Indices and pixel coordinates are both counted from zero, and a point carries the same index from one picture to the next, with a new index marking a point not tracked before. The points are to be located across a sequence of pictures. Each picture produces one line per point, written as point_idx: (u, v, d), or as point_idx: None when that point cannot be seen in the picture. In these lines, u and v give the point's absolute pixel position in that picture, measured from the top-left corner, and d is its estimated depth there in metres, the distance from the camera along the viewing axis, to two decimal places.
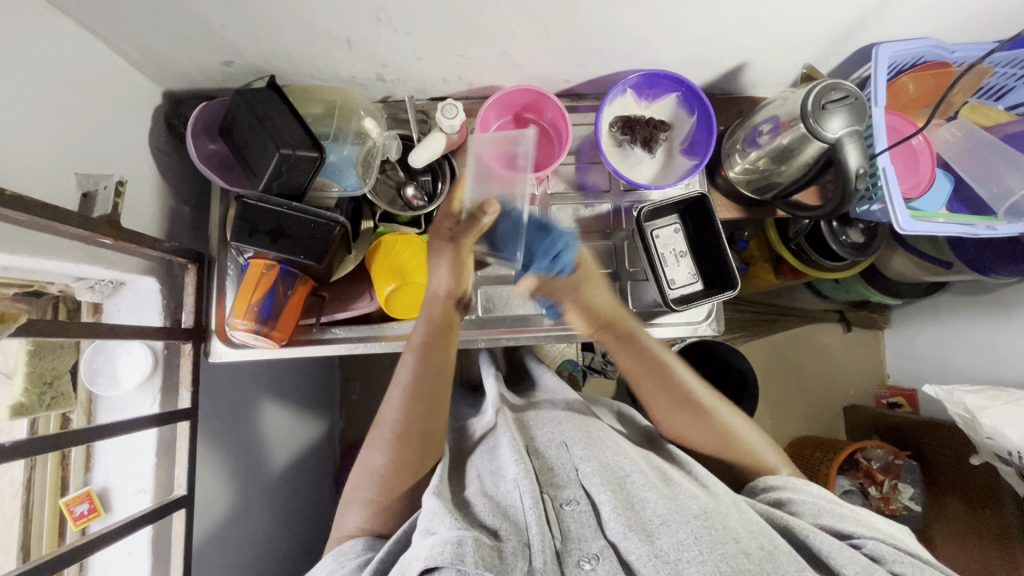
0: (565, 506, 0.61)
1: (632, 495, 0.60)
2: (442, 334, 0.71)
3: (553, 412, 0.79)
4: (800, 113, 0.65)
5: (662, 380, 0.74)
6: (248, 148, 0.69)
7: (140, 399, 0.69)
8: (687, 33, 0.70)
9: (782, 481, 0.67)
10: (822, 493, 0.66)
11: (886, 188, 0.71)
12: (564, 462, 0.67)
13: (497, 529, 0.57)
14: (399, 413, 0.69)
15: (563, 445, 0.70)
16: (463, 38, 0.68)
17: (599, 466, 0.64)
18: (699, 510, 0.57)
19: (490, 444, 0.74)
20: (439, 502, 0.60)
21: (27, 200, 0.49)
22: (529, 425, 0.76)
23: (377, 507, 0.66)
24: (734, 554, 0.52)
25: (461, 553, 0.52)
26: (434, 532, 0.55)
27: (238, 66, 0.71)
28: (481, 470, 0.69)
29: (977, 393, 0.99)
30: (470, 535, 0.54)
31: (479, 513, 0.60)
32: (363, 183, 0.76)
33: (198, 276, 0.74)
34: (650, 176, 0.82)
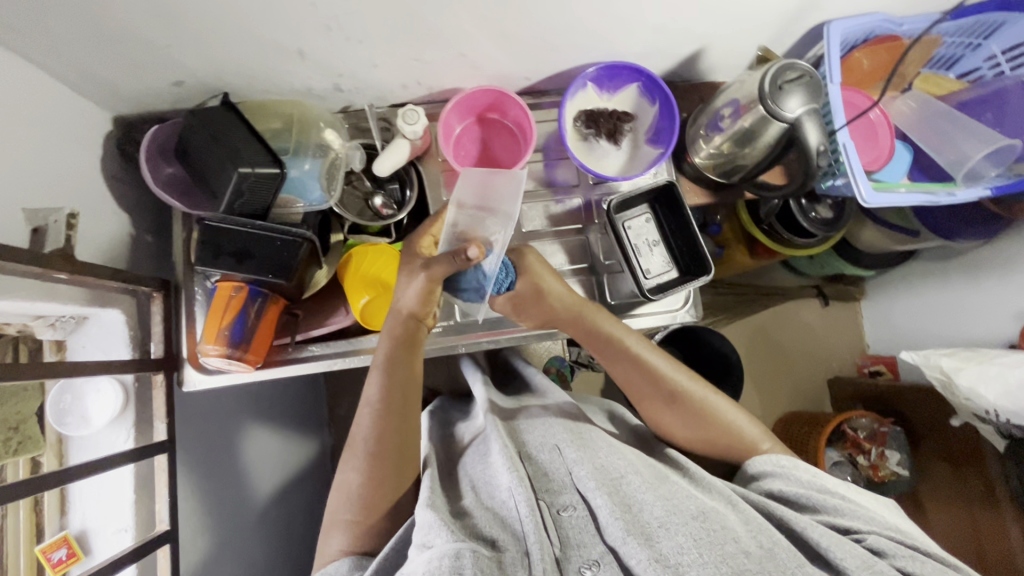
0: (562, 512, 0.61)
1: (629, 496, 0.60)
2: (406, 350, 0.70)
3: (543, 418, 0.78)
4: (759, 95, 0.66)
5: (636, 368, 0.74)
6: (204, 168, 0.67)
7: (113, 436, 0.67)
8: (643, 21, 0.69)
9: (772, 467, 0.67)
10: (819, 478, 0.66)
11: (847, 162, 0.71)
12: (558, 467, 0.67)
13: (495, 540, 0.57)
14: (370, 433, 0.68)
15: (556, 448, 0.69)
16: (418, 42, 0.67)
17: (593, 468, 0.63)
18: (697, 511, 0.57)
19: (482, 455, 0.73)
20: (434, 514, 0.59)
21: None
22: (521, 430, 0.76)
23: (359, 524, 0.65)
24: (735, 554, 0.53)
25: (458, 566, 0.51)
26: (431, 545, 0.55)
27: (188, 86, 0.69)
28: (475, 478, 0.69)
29: (950, 355, 1.01)
30: (468, 547, 0.53)
31: (478, 524, 0.59)
32: (328, 196, 0.74)
33: (165, 305, 0.72)
34: (618, 167, 0.82)
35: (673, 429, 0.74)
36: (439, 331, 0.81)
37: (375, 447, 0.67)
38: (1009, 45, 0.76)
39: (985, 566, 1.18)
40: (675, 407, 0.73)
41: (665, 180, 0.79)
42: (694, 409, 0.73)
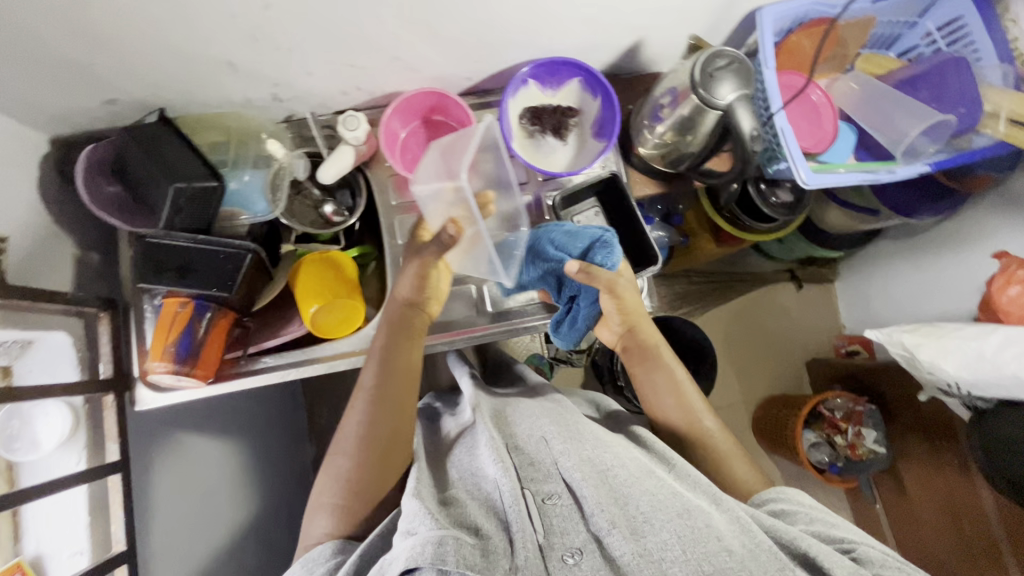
0: (547, 501, 0.60)
1: (617, 489, 0.60)
2: (404, 336, 0.73)
3: (532, 411, 0.77)
4: (691, 85, 0.66)
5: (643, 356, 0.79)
6: (142, 184, 0.67)
7: (64, 460, 0.65)
8: (574, 16, 0.70)
9: (776, 493, 0.67)
10: (813, 504, 0.66)
11: (786, 147, 0.72)
12: (545, 457, 0.66)
13: (479, 528, 0.57)
14: (366, 415, 0.69)
15: (543, 440, 0.68)
16: (349, 47, 0.67)
17: (579, 461, 0.63)
18: (682, 508, 0.57)
19: (468, 445, 0.73)
20: (419, 502, 0.58)
21: None
22: (509, 421, 0.75)
23: (342, 509, 0.66)
24: (716, 553, 0.53)
25: (442, 553, 0.51)
26: (414, 533, 0.54)
27: (123, 103, 0.69)
28: (462, 470, 0.69)
29: (912, 332, 1.01)
30: (452, 534, 0.53)
31: (464, 512, 0.59)
32: (273, 206, 0.74)
33: (113, 324, 0.72)
34: (565, 163, 0.83)
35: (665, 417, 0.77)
36: None
37: (365, 426, 0.69)
38: (942, 21, 0.77)
39: (964, 533, 1.21)
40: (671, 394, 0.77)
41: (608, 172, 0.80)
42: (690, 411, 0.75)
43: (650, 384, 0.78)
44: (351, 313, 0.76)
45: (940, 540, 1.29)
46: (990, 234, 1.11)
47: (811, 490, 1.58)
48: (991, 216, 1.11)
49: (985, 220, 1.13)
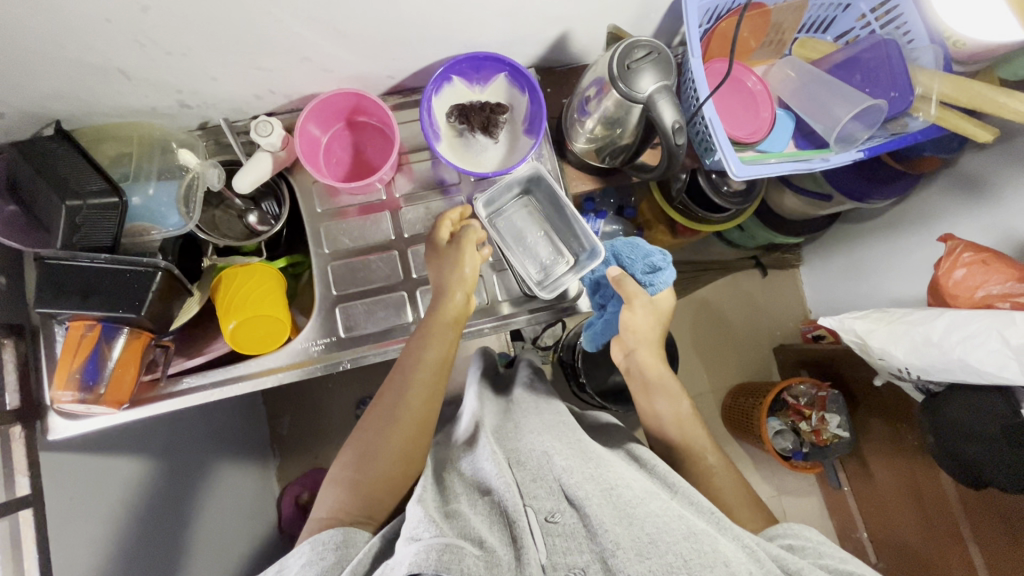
0: (549, 520, 0.56)
1: (624, 507, 0.55)
2: (449, 324, 0.72)
3: (539, 420, 0.75)
4: (610, 78, 0.64)
5: (656, 388, 0.74)
6: (38, 204, 0.63)
7: None
8: (491, 9, 0.67)
9: (782, 529, 0.62)
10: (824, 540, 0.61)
11: (715, 138, 0.69)
12: (546, 474, 0.62)
13: (483, 541, 0.53)
14: (396, 401, 0.69)
15: (545, 454, 0.65)
16: (251, 49, 0.63)
17: (582, 478, 0.59)
18: (689, 531, 0.52)
19: (469, 457, 0.71)
20: (422, 511, 0.56)
21: None
22: (511, 437, 0.72)
23: (360, 490, 0.65)
24: None
25: (446, 561, 0.49)
26: (418, 539, 0.52)
27: (13, 116, 0.64)
28: (461, 492, 0.64)
29: (863, 317, 0.98)
30: (457, 543, 0.51)
31: (467, 523, 0.56)
32: (187, 219, 0.71)
33: (20, 352, 0.69)
34: (497, 162, 0.80)
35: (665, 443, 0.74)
36: (322, 349, 0.75)
37: (393, 407, 0.69)
38: (876, 3, 0.76)
39: (928, 515, 1.22)
40: (678, 426, 0.73)
41: (532, 167, 0.77)
42: (691, 450, 0.72)
43: (648, 408, 0.75)
44: (275, 329, 0.72)
45: (906, 521, 1.30)
46: (940, 214, 1.11)
47: (782, 476, 1.59)
48: (943, 197, 1.11)
49: (936, 201, 1.12)
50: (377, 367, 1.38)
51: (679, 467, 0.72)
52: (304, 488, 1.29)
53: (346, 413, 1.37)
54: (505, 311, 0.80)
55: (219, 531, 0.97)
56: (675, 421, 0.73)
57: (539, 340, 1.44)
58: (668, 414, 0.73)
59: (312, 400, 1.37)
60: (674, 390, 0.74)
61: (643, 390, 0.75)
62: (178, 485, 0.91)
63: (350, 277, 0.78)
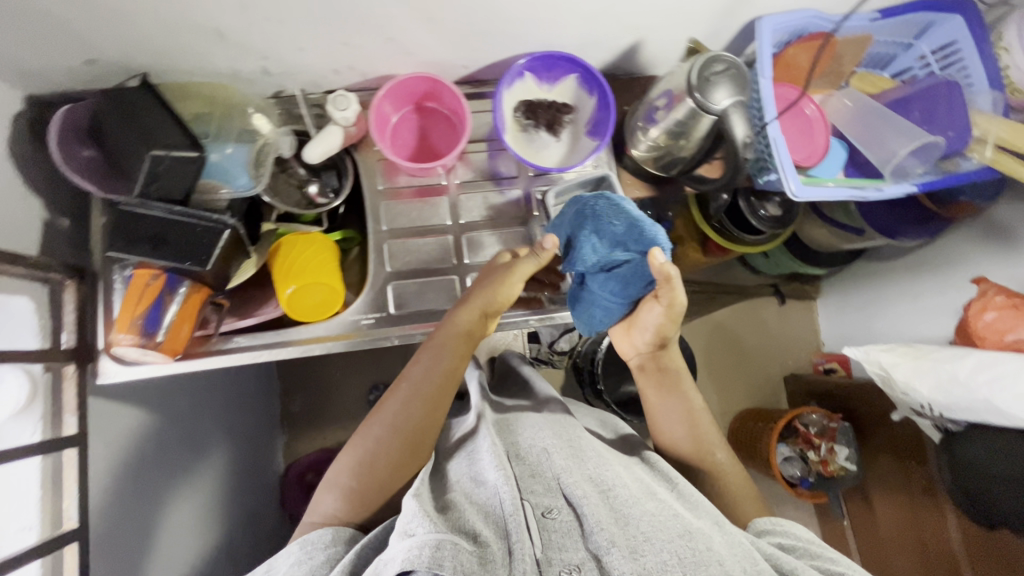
0: (547, 515, 0.58)
1: (618, 507, 0.58)
2: (466, 341, 0.73)
3: (536, 418, 0.77)
4: (687, 87, 0.66)
5: (668, 383, 0.79)
6: (119, 152, 0.65)
7: (18, 430, 0.62)
8: (574, 11, 0.69)
9: (770, 524, 0.65)
10: (812, 536, 0.64)
11: (777, 157, 0.71)
12: (546, 469, 0.64)
13: (478, 535, 0.54)
14: (400, 409, 0.70)
15: (545, 451, 0.68)
16: (343, 23, 0.65)
17: (582, 478, 0.61)
18: (683, 530, 0.55)
19: (470, 448, 0.71)
20: (417, 504, 0.56)
21: None
22: (513, 430, 0.75)
23: (356, 497, 0.66)
24: None
25: (439, 558, 0.49)
26: (412, 534, 0.52)
27: (103, 64, 0.66)
28: (461, 477, 0.66)
29: (890, 351, 1.01)
30: (449, 539, 0.51)
31: (461, 516, 0.56)
32: (255, 182, 0.72)
33: (79, 294, 0.70)
34: (557, 159, 0.82)
35: (672, 440, 0.77)
36: (371, 323, 0.77)
37: (404, 418, 0.70)
38: (937, 45, 0.79)
39: (928, 555, 1.22)
40: (687, 422, 0.77)
41: (602, 171, 0.78)
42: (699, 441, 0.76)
43: (656, 403, 0.79)
44: (330, 298, 0.74)
45: (903, 561, 1.31)
46: (968, 259, 1.13)
47: (781, 505, 1.59)
48: (973, 243, 1.13)
49: (962, 246, 1.14)
50: (395, 353, 1.39)
51: (708, 476, 0.73)
52: (312, 466, 1.29)
53: (360, 395, 1.38)
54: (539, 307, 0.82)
55: (223, 499, 0.98)
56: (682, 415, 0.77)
57: (555, 344, 1.43)
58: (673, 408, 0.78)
59: (328, 379, 1.38)
60: (686, 388, 0.79)
61: (655, 386, 0.80)
62: (194, 449, 0.92)
63: (403, 256, 0.79)
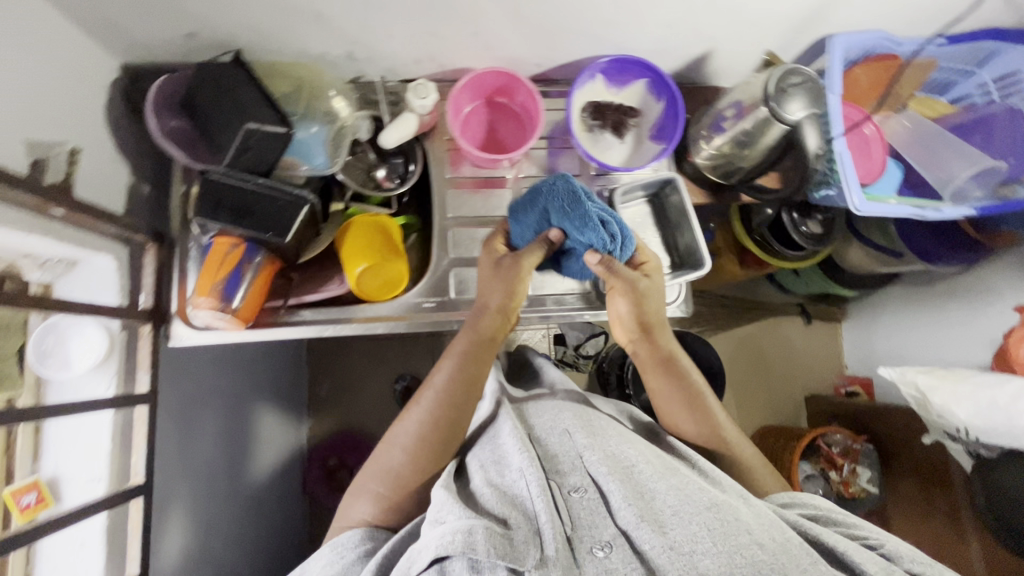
0: (572, 493, 0.61)
1: (642, 484, 0.60)
2: (485, 348, 0.73)
3: (552, 403, 0.79)
4: (763, 97, 0.68)
5: (669, 368, 0.77)
6: (211, 123, 0.67)
7: (93, 383, 0.66)
8: (654, 17, 0.71)
9: (788, 498, 0.68)
10: (829, 505, 0.67)
11: (841, 173, 0.73)
12: (568, 450, 0.67)
13: (506, 518, 0.57)
14: (422, 417, 0.70)
15: (565, 433, 0.70)
16: (435, 14, 0.67)
17: (604, 456, 0.63)
18: (710, 502, 0.56)
19: (492, 433, 0.74)
20: (446, 493, 0.60)
21: None
22: (529, 415, 0.78)
23: (388, 501, 0.68)
24: (748, 545, 0.51)
25: (471, 542, 0.52)
26: (444, 521, 0.56)
27: (201, 39, 0.69)
28: (484, 459, 0.69)
29: (927, 373, 1.01)
30: (481, 522, 0.54)
31: (487, 503, 0.59)
32: (333, 162, 0.75)
33: (157, 257, 0.72)
34: (621, 159, 0.83)
35: (680, 426, 0.77)
36: (433, 306, 0.79)
37: (428, 427, 0.70)
38: (1000, 74, 0.79)
39: None
40: (691, 406, 0.76)
41: (667, 173, 0.77)
42: (708, 424, 0.75)
43: (656, 384, 0.78)
44: (394, 278, 0.76)
45: None
46: (1006, 288, 1.14)
47: None
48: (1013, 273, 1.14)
49: (1000, 276, 1.15)
50: (426, 345, 1.41)
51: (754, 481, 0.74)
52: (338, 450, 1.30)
53: (389, 384, 1.39)
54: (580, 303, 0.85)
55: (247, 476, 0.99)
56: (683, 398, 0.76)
57: (581, 348, 1.47)
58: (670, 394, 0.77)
59: (358, 366, 1.40)
60: (683, 369, 0.77)
61: (653, 374, 0.78)
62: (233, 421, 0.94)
63: (464, 245, 0.81)
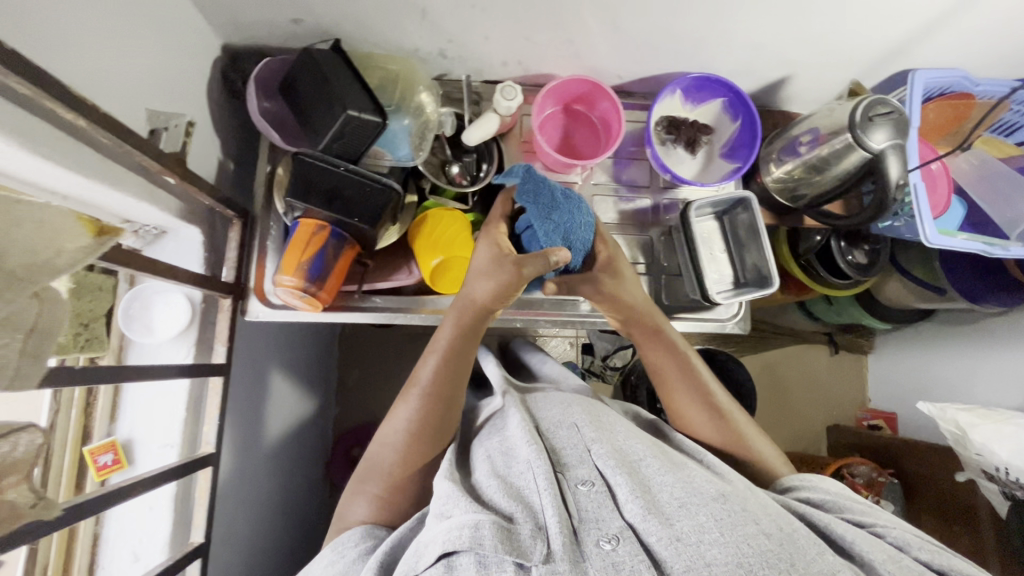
0: (579, 486, 0.58)
1: (648, 479, 0.58)
2: (470, 341, 0.69)
3: (560, 396, 0.75)
4: (848, 125, 0.69)
5: (667, 353, 0.75)
6: (310, 108, 0.69)
7: (173, 351, 0.67)
8: (747, 37, 0.73)
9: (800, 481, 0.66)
10: (839, 489, 0.65)
11: (916, 205, 0.75)
12: (574, 443, 0.63)
13: (512, 513, 0.54)
14: (412, 417, 0.66)
15: (573, 426, 0.66)
16: (535, 19, 0.69)
17: (612, 449, 0.61)
18: (717, 493, 0.55)
19: (499, 425, 0.70)
20: (451, 486, 0.57)
21: (125, 131, 0.48)
22: (537, 407, 0.73)
23: (383, 503, 0.65)
24: (756, 535, 0.51)
25: (478, 537, 0.50)
26: (450, 515, 0.53)
27: (304, 25, 0.70)
28: (491, 450, 0.66)
29: (968, 411, 1.03)
30: (488, 518, 0.52)
31: (490, 494, 0.57)
32: (415, 155, 0.76)
33: (241, 233, 0.72)
34: (691, 174, 0.85)
35: (686, 415, 0.74)
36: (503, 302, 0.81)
37: (420, 430, 0.66)
38: None
39: None
40: (695, 391, 0.73)
41: (745, 192, 0.78)
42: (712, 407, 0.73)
43: (652, 362, 0.76)
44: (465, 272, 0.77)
45: None
46: None
47: None
48: None
49: None
50: None
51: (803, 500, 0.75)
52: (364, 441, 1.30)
53: None
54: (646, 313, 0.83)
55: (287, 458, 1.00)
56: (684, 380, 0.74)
57: (608, 359, 1.46)
58: (671, 378, 0.75)
59: (388, 359, 1.40)
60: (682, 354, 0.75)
61: (656, 362, 0.76)
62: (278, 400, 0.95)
63: None
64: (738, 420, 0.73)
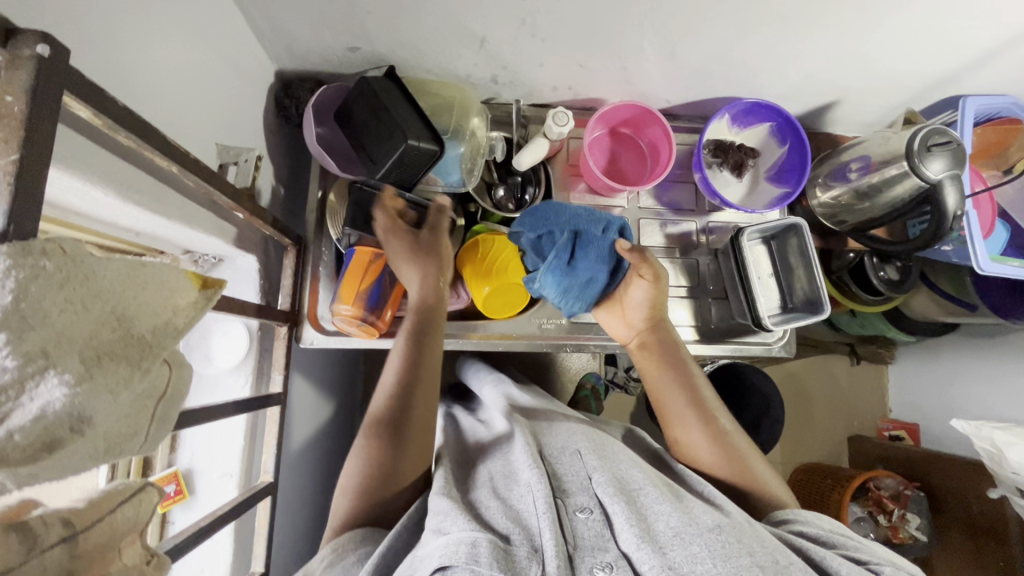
0: (578, 513, 0.54)
1: (645, 507, 0.54)
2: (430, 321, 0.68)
3: (565, 425, 0.71)
4: (905, 152, 0.69)
5: (675, 368, 0.71)
6: (366, 137, 0.69)
7: (233, 381, 0.67)
8: (801, 65, 0.73)
9: (792, 514, 0.60)
10: (838, 528, 0.59)
11: (969, 233, 0.75)
12: (576, 471, 0.60)
13: (508, 533, 0.51)
14: (381, 415, 0.63)
15: (577, 453, 0.63)
16: (594, 48, 0.70)
17: (613, 477, 0.57)
18: (714, 524, 0.51)
19: (504, 453, 0.66)
20: (449, 503, 0.55)
21: (210, 172, 0.48)
22: (543, 433, 0.69)
23: (374, 496, 0.59)
24: (750, 567, 0.46)
25: (476, 554, 0.46)
26: (447, 532, 0.50)
27: (361, 53, 0.70)
28: (493, 472, 0.63)
29: (1003, 429, 1.03)
30: (485, 537, 0.48)
31: (488, 514, 0.54)
32: (466, 181, 0.77)
33: (296, 259, 0.72)
34: (736, 198, 0.85)
35: (693, 444, 0.68)
36: (555, 327, 0.81)
37: (398, 413, 0.63)
38: None
39: None
40: (703, 416, 0.68)
41: (796, 219, 0.78)
42: (722, 438, 0.67)
43: (658, 379, 0.71)
44: (517, 298, 0.76)
45: None
46: None
47: None
48: None
49: None
50: None
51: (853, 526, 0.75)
52: None
53: None
54: (691, 336, 0.83)
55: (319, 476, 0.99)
56: (691, 402, 0.69)
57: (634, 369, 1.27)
58: (677, 398, 0.70)
59: None
60: (691, 373, 0.71)
61: (659, 383, 0.72)
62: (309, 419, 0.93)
63: None
64: (748, 454, 0.67)
